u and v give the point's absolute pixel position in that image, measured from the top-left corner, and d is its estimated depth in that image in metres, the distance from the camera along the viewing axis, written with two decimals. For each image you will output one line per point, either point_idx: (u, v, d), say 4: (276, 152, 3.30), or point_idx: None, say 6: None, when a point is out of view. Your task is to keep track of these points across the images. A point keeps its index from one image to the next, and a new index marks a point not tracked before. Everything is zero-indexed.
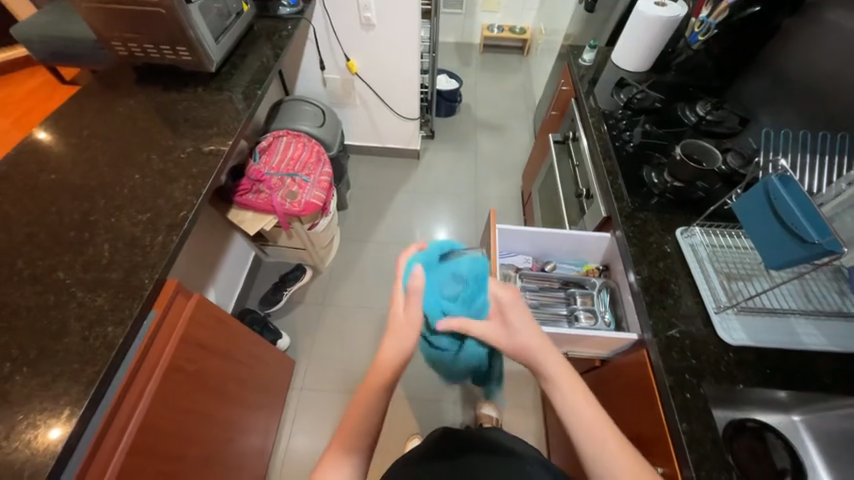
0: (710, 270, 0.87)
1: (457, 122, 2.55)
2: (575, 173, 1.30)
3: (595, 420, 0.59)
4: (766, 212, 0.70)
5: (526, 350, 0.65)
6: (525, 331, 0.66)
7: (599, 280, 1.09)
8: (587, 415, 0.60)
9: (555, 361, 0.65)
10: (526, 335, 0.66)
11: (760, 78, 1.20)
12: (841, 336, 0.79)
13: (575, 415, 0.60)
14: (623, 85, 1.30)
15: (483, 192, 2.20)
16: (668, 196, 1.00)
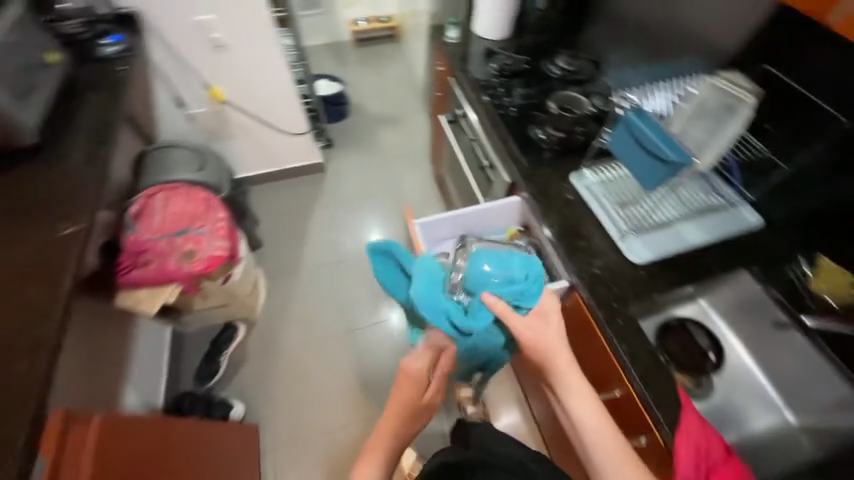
0: (606, 204, 0.96)
1: (352, 124, 2.48)
2: (474, 147, 1.34)
3: (597, 411, 0.70)
4: (635, 141, 0.77)
5: (543, 357, 0.76)
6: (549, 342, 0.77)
7: (523, 241, 1.16)
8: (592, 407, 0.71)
9: (574, 368, 0.75)
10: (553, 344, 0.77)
11: (600, 23, 1.35)
12: (717, 227, 0.92)
13: (584, 412, 0.71)
14: (492, 55, 1.36)
15: (399, 186, 2.18)
16: (557, 148, 1.07)
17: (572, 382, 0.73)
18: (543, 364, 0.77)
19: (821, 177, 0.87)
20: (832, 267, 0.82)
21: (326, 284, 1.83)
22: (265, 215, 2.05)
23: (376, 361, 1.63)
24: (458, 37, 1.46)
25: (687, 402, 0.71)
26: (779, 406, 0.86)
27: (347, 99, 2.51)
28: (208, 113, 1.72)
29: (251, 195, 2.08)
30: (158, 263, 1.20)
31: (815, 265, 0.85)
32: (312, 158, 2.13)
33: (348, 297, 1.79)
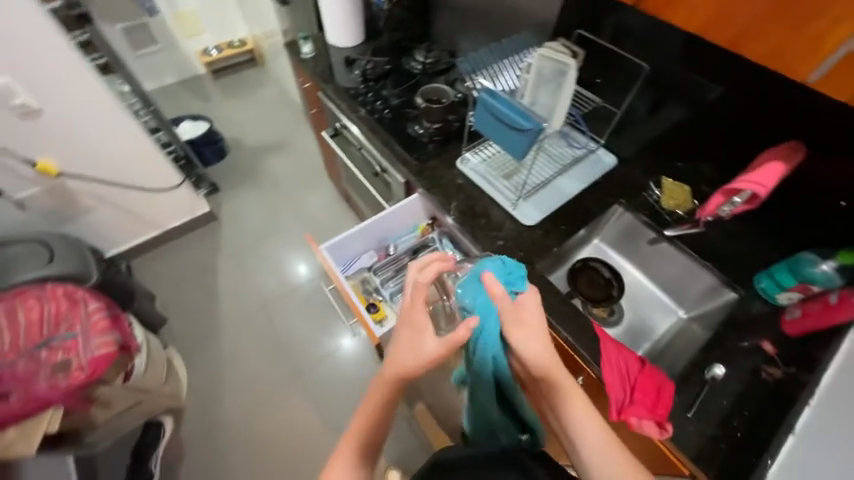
0: (494, 179, 1.03)
1: (236, 161, 2.29)
2: (363, 156, 1.33)
3: (585, 425, 0.57)
4: (495, 118, 0.83)
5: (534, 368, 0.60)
6: (535, 352, 0.60)
7: (436, 233, 1.19)
8: (579, 419, 0.58)
9: (567, 377, 0.60)
10: (537, 351, 0.60)
11: (445, 13, 1.41)
12: (587, 174, 1.04)
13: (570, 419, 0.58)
14: (352, 62, 1.35)
15: (305, 212, 2.07)
16: (437, 138, 1.11)
17: (563, 393, 0.59)
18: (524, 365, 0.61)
19: (645, 116, 1.00)
20: (673, 184, 0.96)
21: (255, 338, 1.67)
22: (161, 286, 1.80)
23: (332, 397, 1.53)
24: (314, 51, 1.43)
25: (602, 332, 0.80)
26: (672, 306, 1.02)
27: (222, 136, 2.30)
28: (43, 193, 1.43)
29: (137, 271, 1.84)
30: (23, 390, 0.98)
31: (661, 186, 0.99)
32: (198, 209, 1.93)
33: (283, 343, 1.66)
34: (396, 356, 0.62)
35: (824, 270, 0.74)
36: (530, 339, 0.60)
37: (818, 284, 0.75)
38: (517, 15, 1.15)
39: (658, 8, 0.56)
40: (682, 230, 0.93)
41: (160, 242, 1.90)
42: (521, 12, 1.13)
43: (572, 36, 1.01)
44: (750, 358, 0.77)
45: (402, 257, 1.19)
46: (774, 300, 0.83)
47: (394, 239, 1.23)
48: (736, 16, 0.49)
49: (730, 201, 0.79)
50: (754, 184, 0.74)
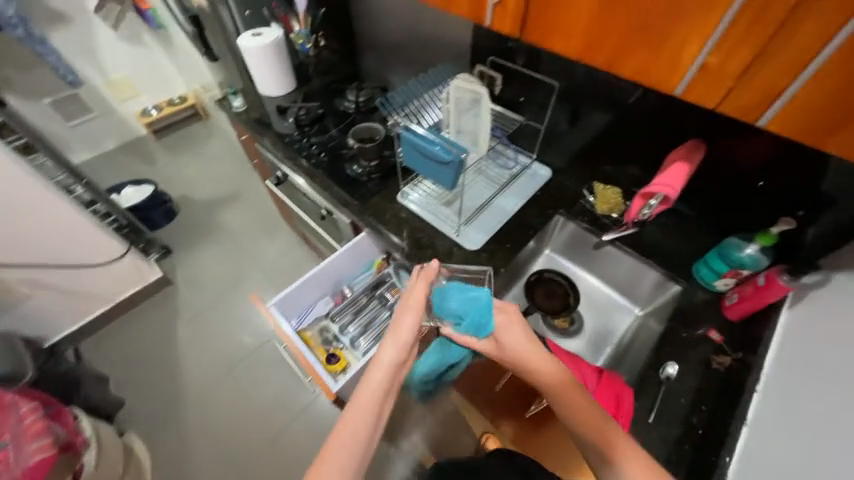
0: (437, 208, 1.03)
1: (186, 220, 2.21)
2: (308, 200, 1.31)
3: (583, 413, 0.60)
4: (419, 152, 0.83)
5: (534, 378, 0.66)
6: (539, 360, 0.66)
7: (390, 268, 1.17)
8: (577, 408, 0.61)
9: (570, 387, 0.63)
10: (525, 345, 0.68)
11: (373, 52, 1.45)
12: (524, 190, 1.06)
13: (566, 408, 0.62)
14: (285, 111, 1.35)
15: (264, 261, 2.02)
16: (377, 175, 1.12)
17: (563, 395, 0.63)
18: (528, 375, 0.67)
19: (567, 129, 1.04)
20: (604, 188, 1.00)
21: (224, 405, 1.58)
22: (115, 364, 1.68)
23: (312, 454, 1.46)
24: (246, 104, 1.42)
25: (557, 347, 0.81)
26: (628, 305, 1.04)
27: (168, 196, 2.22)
28: None
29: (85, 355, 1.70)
30: None
31: (594, 191, 1.02)
32: (149, 276, 1.84)
33: (255, 405, 1.57)
34: (398, 332, 0.67)
35: (751, 252, 0.78)
36: (520, 340, 0.69)
37: (747, 268, 0.79)
38: (435, 48, 1.19)
39: (540, 36, 0.58)
40: (619, 233, 0.95)
41: (111, 316, 1.78)
42: (437, 45, 1.17)
43: (486, 63, 1.05)
44: (700, 350, 0.78)
45: (360, 297, 1.16)
46: (713, 288, 0.86)
47: (349, 281, 1.20)
48: (606, 36, 0.51)
49: (648, 204, 0.84)
50: (663, 186, 0.78)
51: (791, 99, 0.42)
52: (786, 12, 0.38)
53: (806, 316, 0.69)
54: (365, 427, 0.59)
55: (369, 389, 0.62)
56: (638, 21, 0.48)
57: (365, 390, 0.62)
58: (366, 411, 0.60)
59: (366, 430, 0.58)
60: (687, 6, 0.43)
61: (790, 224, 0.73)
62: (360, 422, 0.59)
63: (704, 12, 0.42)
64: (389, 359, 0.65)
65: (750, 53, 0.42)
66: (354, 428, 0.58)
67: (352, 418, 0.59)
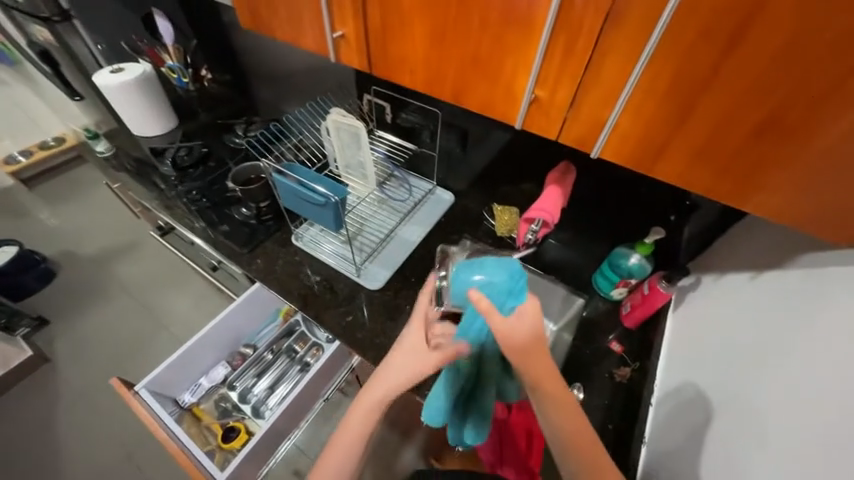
0: (336, 247, 0.96)
1: (69, 280, 1.87)
2: (198, 249, 1.17)
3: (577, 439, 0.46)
4: (296, 196, 0.75)
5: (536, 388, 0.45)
6: (542, 363, 0.45)
7: (298, 315, 1.05)
8: (573, 437, 0.46)
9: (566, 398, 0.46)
10: (535, 367, 0.45)
11: (263, 82, 1.34)
12: (428, 217, 1.03)
13: (555, 437, 0.47)
14: (163, 152, 1.20)
15: (171, 317, 1.76)
16: (269, 217, 1.02)
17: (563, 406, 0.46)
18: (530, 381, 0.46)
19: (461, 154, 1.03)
20: (501, 209, 0.98)
21: None
22: None
23: None
24: (112, 148, 1.30)
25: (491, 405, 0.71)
26: None
27: (43, 255, 1.87)
28: None
29: None
30: None
31: (494, 213, 1.01)
32: (14, 357, 1.54)
33: None
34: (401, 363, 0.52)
35: (637, 260, 0.81)
36: (529, 359, 0.44)
37: (635, 276, 0.81)
38: (322, 79, 1.13)
39: (389, 73, 0.55)
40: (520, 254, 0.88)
41: None
42: (323, 75, 1.11)
43: (370, 91, 1.01)
44: (604, 365, 0.78)
45: (263, 355, 1.03)
46: (611, 297, 0.87)
47: (251, 337, 1.06)
48: (445, 71, 0.49)
49: (531, 229, 0.78)
50: (539, 211, 0.75)
51: (614, 132, 0.42)
52: (589, 50, 0.38)
53: (684, 322, 0.73)
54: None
55: (340, 461, 0.52)
56: (469, 57, 0.46)
57: (339, 452, 0.52)
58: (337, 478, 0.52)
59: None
60: (507, 46, 0.42)
61: (660, 233, 0.75)
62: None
63: (522, 50, 0.42)
64: (360, 425, 0.52)
65: (569, 89, 0.42)
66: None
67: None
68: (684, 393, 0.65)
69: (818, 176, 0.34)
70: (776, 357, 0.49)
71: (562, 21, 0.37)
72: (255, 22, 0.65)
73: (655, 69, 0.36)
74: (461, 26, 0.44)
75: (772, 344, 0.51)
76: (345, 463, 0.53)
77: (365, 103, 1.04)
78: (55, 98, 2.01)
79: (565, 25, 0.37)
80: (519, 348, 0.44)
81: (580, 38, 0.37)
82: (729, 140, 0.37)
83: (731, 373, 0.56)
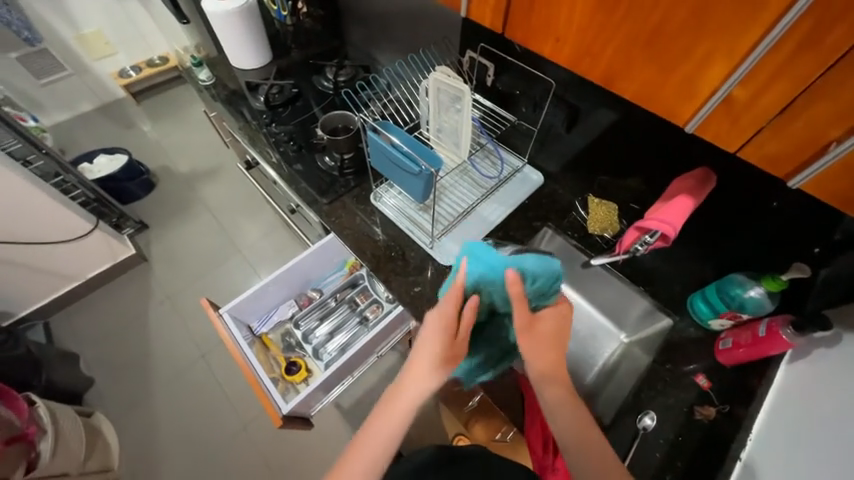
0: (413, 213, 0.93)
1: (165, 194, 2.08)
2: (278, 189, 1.21)
3: (583, 439, 0.51)
4: (386, 158, 0.73)
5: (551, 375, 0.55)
6: (553, 358, 0.56)
7: (363, 270, 1.07)
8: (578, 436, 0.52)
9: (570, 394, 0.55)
10: (542, 357, 0.55)
11: (357, 24, 1.28)
12: (511, 197, 0.95)
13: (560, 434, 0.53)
14: (257, 88, 1.22)
15: (244, 243, 1.92)
16: (350, 171, 1.01)
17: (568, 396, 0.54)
18: (548, 371, 0.55)
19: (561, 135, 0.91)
20: (598, 204, 0.91)
21: (197, 389, 1.54)
22: (84, 342, 1.63)
23: (278, 443, 1.43)
24: (213, 78, 1.33)
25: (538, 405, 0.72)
26: (614, 330, 0.95)
27: (146, 167, 2.08)
28: None
29: (54, 331, 1.64)
30: None
31: (588, 206, 0.92)
32: (121, 254, 1.74)
33: (220, 392, 1.54)
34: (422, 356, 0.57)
35: (755, 294, 0.69)
36: (538, 346, 0.56)
37: (747, 311, 0.71)
38: (421, 28, 1.04)
39: (528, 42, 0.47)
40: (609, 260, 0.81)
41: (83, 292, 1.72)
42: (424, 23, 1.01)
43: (476, 49, 0.91)
44: (683, 398, 0.71)
45: (328, 302, 1.08)
46: (707, 326, 0.77)
47: (318, 282, 1.11)
48: (604, 48, 0.41)
49: (643, 239, 0.71)
50: (660, 222, 0.65)
51: (837, 158, 0.33)
52: (840, 52, 0.28)
53: (804, 378, 0.62)
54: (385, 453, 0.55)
55: (391, 415, 0.55)
56: (648, 31, 0.37)
57: (392, 410, 0.55)
58: (385, 435, 0.55)
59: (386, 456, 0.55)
60: (710, 28, 0.33)
61: (804, 272, 0.63)
62: (379, 451, 0.54)
63: (733, 36, 0.32)
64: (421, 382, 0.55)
65: (789, 92, 0.32)
66: (371, 448, 0.54)
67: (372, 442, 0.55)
68: (791, 454, 0.55)
69: None
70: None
71: (817, 4, 0.27)
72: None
73: None
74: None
75: None
76: (395, 428, 0.55)
77: (466, 60, 0.94)
78: (163, 18, 2.10)
79: (828, 3, 0.27)
80: (533, 332, 0.56)
81: (837, 29, 0.27)
82: None
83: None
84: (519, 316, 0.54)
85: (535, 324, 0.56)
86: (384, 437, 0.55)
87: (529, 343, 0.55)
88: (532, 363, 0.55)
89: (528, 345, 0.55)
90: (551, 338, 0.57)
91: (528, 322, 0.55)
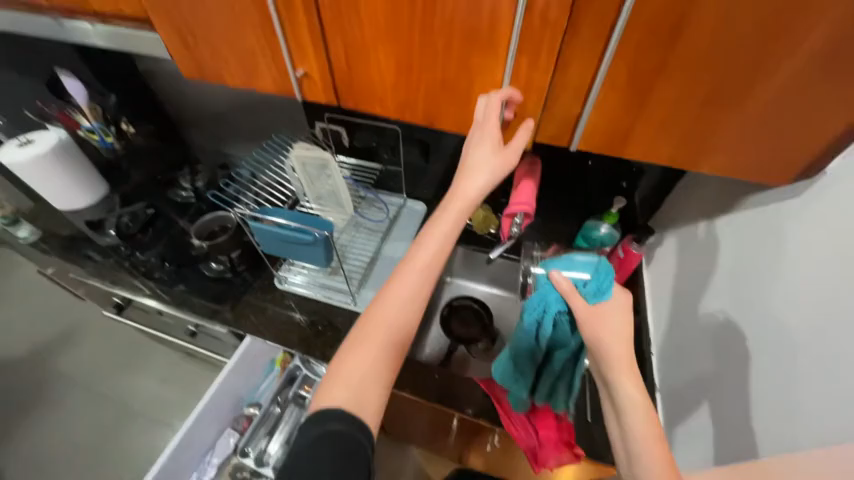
0: (324, 280, 0.93)
1: (4, 391, 1.62)
2: (167, 318, 1.07)
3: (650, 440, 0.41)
4: (278, 239, 0.75)
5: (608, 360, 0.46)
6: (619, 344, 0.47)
7: (296, 360, 0.99)
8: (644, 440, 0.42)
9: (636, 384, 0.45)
10: (613, 350, 0.46)
11: (199, 128, 1.26)
12: (406, 230, 1.04)
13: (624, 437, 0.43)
14: (101, 224, 1.09)
15: (140, 399, 1.59)
16: (244, 267, 0.97)
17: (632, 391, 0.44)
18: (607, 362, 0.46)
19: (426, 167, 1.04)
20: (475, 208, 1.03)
21: None
22: None
23: None
24: (38, 231, 1.15)
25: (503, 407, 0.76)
26: None
27: None
28: None
29: None
30: None
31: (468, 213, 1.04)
32: None
33: None
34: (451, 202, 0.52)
35: (606, 229, 0.87)
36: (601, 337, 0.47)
37: (607, 244, 0.88)
38: (268, 116, 1.09)
39: (359, 104, 0.57)
40: (501, 249, 0.89)
41: None
42: (273, 111, 1.08)
43: (323, 119, 1.00)
44: None
45: (271, 410, 0.97)
46: None
47: (252, 396, 1.00)
48: (415, 97, 0.52)
49: (514, 223, 0.80)
50: (521, 204, 0.76)
51: (585, 123, 0.48)
52: (553, 61, 0.43)
53: (659, 275, 0.82)
54: (411, 316, 0.49)
55: (419, 274, 0.49)
56: (439, 83, 0.50)
57: (411, 272, 0.49)
58: (413, 286, 0.49)
59: (412, 320, 0.49)
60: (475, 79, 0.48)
61: (623, 201, 0.85)
62: (405, 301, 0.48)
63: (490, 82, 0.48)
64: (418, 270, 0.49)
65: (541, 92, 0.47)
66: (388, 312, 0.47)
67: (387, 310, 0.47)
68: (673, 336, 0.74)
69: (773, 118, 0.41)
70: (751, 276, 0.56)
71: (524, 38, 0.42)
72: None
73: (616, 68, 0.42)
74: (428, 66, 0.48)
75: (751, 279, 0.57)
76: (420, 282, 0.49)
77: (318, 131, 1.02)
78: None
79: (526, 39, 0.42)
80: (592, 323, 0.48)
81: (544, 50, 0.42)
82: (687, 112, 0.43)
83: (714, 302, 0.63)
84: (577, 301, 0.50)
85: (590, 315, 0.49)
86: (410, 287, 0.49)
87: (603, 330, 0.47)
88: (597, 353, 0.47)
89: (592, 336, 0.48)
90: (618, 326, 0.48)
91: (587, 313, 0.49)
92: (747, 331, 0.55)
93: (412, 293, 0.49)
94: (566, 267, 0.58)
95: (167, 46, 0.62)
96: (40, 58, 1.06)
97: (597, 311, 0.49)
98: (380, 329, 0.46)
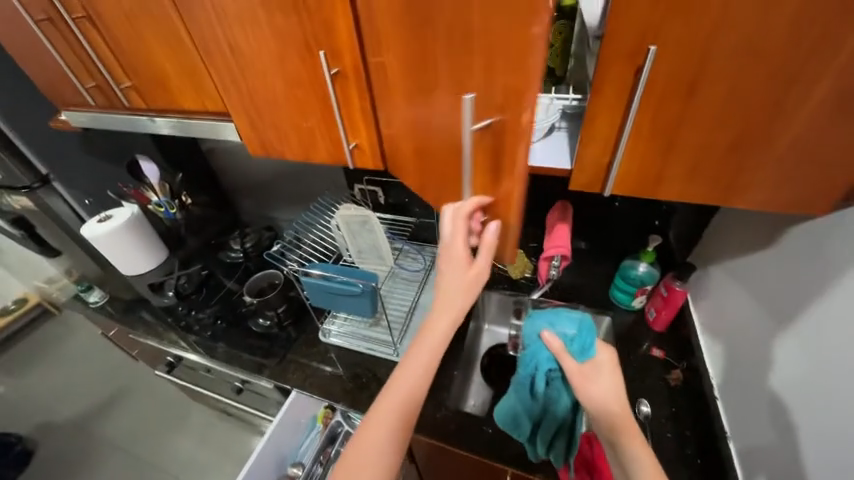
0: (366, 332, 0.96)
1: (52, 456, 1.66)
2: (215, 375, 1.11)
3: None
4: (327, 293, 0.79)
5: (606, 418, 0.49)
6: (611, 401, 0.50)
7: (337, 415, 0.99)
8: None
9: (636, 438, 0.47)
10: (608, 407, 0.50)
11: (249, 197, 1.41)
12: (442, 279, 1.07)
13: None
14: (161, 286, 1.19)
15: (177, 464, 1.58)
16: (289, 322, 1.01)
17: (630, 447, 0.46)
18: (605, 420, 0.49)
19: None
20: None
21: None
22: None
23: None
24: (106, 295, 1.28)
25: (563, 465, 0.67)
26: None
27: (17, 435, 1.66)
28: None
29: None
30: None
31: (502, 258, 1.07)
32: None
33: None
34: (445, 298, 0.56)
35: (644, 268, 0.88)
36: (597, 396, 0.51)
37: (648, 283, 0.88)
38: (312, 182, 1.21)
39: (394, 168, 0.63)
40: (540, 292, 0.92)
41: None
42: (316, 176, 1.20)
43: (362, 181, 1.10)
44: (655, 374, 0.81)
45: (314, 470, 0.94)
46: (633, 307, 0.92)
47: (295, 455, 1.00)
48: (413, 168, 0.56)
49: (552, 265, 0.83)
50: (557, 248, 0.79)
51: (617, 172, 0.51)
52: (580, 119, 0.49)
53: (708, 312, 0.79)
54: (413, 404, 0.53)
55: (423, 364, 0.54)
56: (429, 169, 0.52)
57: (413, 360, 0.54)
58: (416, 376, 0.53)
59: (415, 407, 0.53)
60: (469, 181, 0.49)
61: (659, 239, 0.84)
62: (409, 390, 0.53)
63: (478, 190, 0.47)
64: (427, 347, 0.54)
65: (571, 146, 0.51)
66: (394, 398, 0.52)
67: (393, 397, 0.52)
68: (734, 376, 0.69)
69: (798, 158, 0.43)
70: (808, 307, 0.54)
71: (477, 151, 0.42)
72: (142, 99, 0.76)
73: (640, 124, 0.46)
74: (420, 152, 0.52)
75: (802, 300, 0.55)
76: (422, 373, 0.54)
77: (357, 192, 1.12)
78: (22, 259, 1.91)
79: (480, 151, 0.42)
80: (585, 382, 0.52)
81: None
82: (718, 151, 0.45)
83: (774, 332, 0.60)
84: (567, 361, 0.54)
85: (582, 376, 0.53)
86: (414, 376, 0.53)
87: (594, 389, 0.51)
88: (596, 411, 0.50)
89: (586, 395, 0.52)
90: (609, 382, 0.52)
91: (579, 374, 0.53)
92: (814, 364, 0.52)
93: (413, 381, 0.53)
94: (551, 323, 0.61)
95: (238, 130, 0.72)
96: (122, 148, 1.24)
97: (587, 370, 0.54)
98: (387, 418, 0.51)
